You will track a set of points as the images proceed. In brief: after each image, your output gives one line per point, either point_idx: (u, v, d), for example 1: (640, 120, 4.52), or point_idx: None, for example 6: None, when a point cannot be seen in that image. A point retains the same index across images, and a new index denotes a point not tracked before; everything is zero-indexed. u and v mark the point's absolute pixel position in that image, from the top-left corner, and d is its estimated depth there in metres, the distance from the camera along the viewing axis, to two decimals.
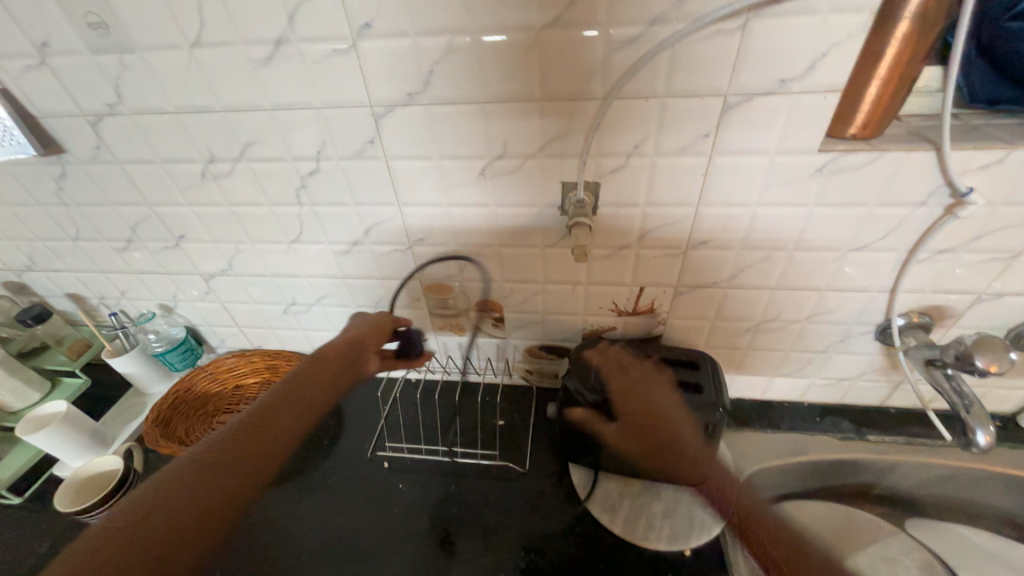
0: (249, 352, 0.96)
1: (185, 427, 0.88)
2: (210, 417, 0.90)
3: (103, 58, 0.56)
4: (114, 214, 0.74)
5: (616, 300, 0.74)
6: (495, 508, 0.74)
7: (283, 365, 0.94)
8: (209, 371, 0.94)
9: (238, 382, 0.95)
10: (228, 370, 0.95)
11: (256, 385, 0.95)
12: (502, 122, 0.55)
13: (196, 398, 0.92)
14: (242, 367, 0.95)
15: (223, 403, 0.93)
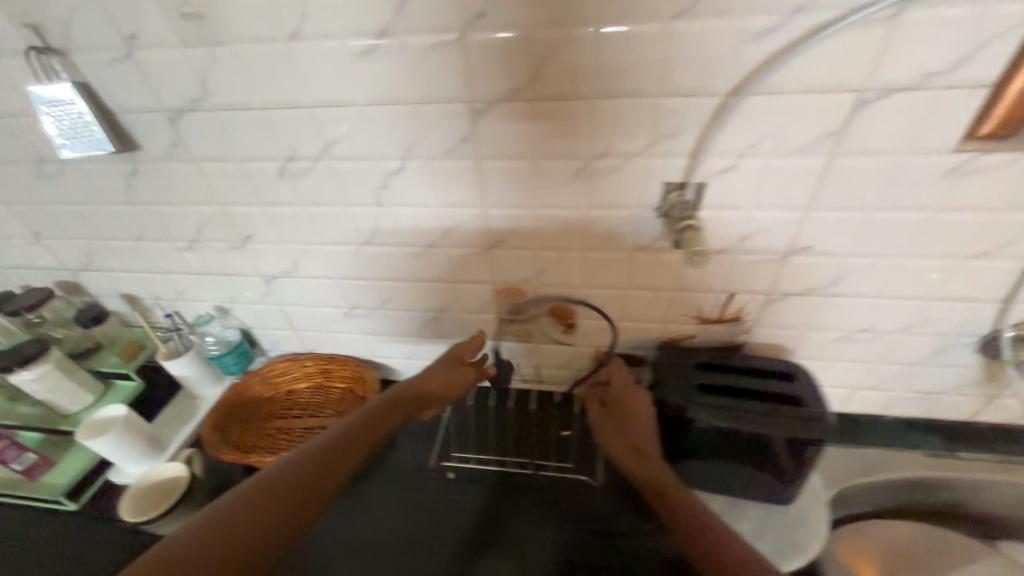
0: (301, 355, 0.93)
1: (241, 433, 0.85)
2: (264, 422, 0.88)
3: (193, 51, 0.54)
4: (182, 213, 0.72)
5: (701, 307, 0.71)
6: (572, 524, 0.71)
7: (337, 369, 0.92)
8: (262, 375, 0.91)
9: (291, 385, 0.93)
10: (280, 375, 0.92)
11: (308, 390, 0.92)
12: (609, 119, 0.53)
13: (250, 403, 0.90)
14: (294, 372, 0.93)
15: (277, 407, 0.90)
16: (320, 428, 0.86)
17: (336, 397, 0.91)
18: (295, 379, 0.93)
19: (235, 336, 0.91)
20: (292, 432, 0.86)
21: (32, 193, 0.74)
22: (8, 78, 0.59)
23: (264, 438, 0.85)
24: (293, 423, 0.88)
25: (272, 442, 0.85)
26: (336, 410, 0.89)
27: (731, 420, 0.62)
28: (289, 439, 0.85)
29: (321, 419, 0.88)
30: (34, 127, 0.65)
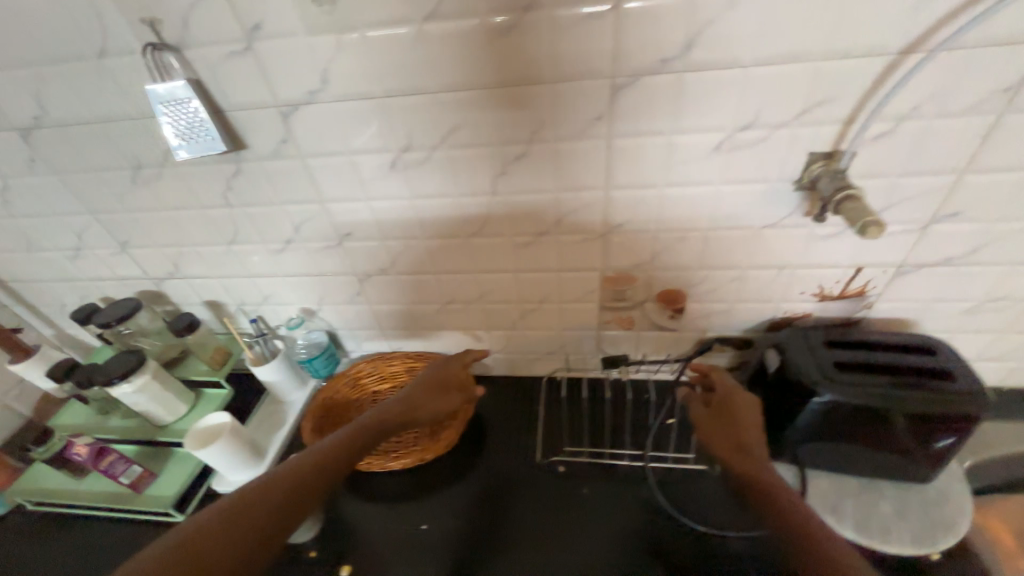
0: (385, 355, 0.90)
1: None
2: None
3: (319, 39, 0.52)
4: (281, 213, 0.71)
5: (823, 283, 0.68)
6: (695, 509, 0.70)
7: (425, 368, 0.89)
8: (349, 377, 0.88)
9: (375, 387, 0.89)
10: (365, 376, 0.89)
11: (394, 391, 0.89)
12: (762, 88, 0.50)
13: (339, 406, 0.86)
14: (378, 372, 0.90)
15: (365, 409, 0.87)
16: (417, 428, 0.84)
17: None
18: (380, 378, 0.89)
19: (320, 339, 0.89)
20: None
21: (125, 201, 0.72)
22: (116, 80, 0.58)
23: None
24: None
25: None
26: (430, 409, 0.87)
27: (878, 399, 0.59)
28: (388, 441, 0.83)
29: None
30: (136, 131, 0.63)
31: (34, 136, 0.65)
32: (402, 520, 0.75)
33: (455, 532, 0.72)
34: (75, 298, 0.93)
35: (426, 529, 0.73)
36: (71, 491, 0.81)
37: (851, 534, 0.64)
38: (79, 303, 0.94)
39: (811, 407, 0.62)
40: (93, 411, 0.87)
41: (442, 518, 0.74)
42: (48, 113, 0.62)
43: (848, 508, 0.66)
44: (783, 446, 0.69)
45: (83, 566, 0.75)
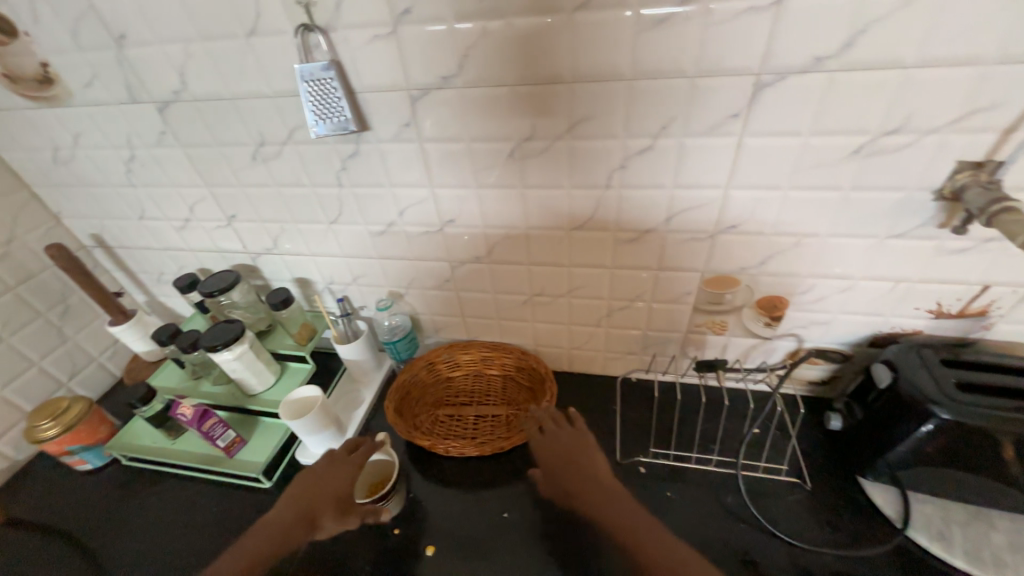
0: (461, 342, 0.92)
1: (415, 418, 0.85)
2: (433, 410, 0.87)
3: (465, 25, 0.53)
4: (389, 196, 0.72)
5: (942, 300, 0.65)
6: (786, 523, 0.68)
7: (500, 358, 0.90)
8: (427, 362, 0.90)
9: (449, 374, 0.91)
10: (441, 363, 0.91)
11: (467, 379, 0.90)
12: (922, 89, 0.48)
13: (416, 390, 0.88)
14: (453, 360, 0.91)
15: (441, 396, 0.89)
16: (493, 417, 0.85)
17: (502, 386, 0.89)
18: (456, 367, 0.91)
19: (403, 324, 0.90)
20: (465, 420, 0.85)
21: (240, 175, 0.76)
22: (260, 59, 0.60)
23: (437, 424, 0.84)
24: (463, 410, 0.86)
25: (447, 430, 0.83)
26: (504, 399, 0.87)
27: (1009, 422, 0.55)
28: (465, 427, 0.84)
29: (491, 407, 0.86)
30: (266, 109, 0.66)
31: (170, 109, 0.69)
32: (484, 506, 0.75)
33: (537, 523, 0.72)
34: (172, 267, 0.97)
35: (508, 517, 0.73)
36: (165, 450, 0.85)
37: (962, 564, 0.61)
38: (175, 272, 0.98)
39: (927, 427, 0.59)
40: (186, 374, 0.91)
41: (524, 508, 0.74)
42: (189, 88, 0.66)
43: (958, 537, 0.63)
44: (888, 467, 0.66)
45: (177, 522, 0.79)
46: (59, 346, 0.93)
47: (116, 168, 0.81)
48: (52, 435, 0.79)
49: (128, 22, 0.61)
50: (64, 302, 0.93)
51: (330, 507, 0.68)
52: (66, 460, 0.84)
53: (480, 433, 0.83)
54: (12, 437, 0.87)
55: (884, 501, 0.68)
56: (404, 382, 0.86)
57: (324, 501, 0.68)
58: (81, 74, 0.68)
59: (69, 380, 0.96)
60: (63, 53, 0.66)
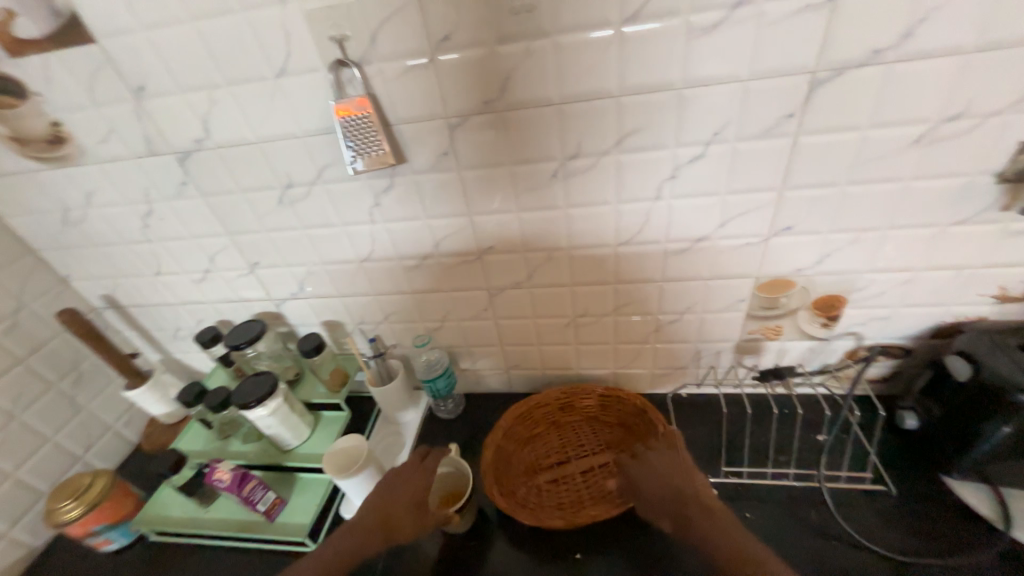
0: (534, 398, 0.83)
1: (517, 494, 0.75)
2: (531, 478, 0.78)
3: (506, 47, 0.52)
4: (424, 228, 0.70)
5: (1006, 284, 0.64)
6: (878, 534, 0.64)
7: (579, 399, 0.84)
8: (505, 426, 0.80)
9: (530, 435, 0.83)
10: (519, 425, 0.82)
11: (552, 436, 0.83)
12: (982, 72, 0.47)
13: (505, 461, 0.79)
14: (529, 417, 0.83)
15: (533, 460, 0.81)
16: (599, 467, 0.78)
17: (591, 432, 0.83)
18: (535, 425, 0.84)
19: (441, 360, 0.85)
20: (571, 480, 0.77)
21: (265, 221, 0.73)
22: (290, 99, 0.59)
23: (544, 494, 0.76)
24: (564, 471, 0.78)
25: (559, 498, 0.75)
26: (600, 444, 0.81)
27: None
28: (575, 488, 0.76)
29: (592, 458, 0.79)
30: (295, 150, 0.63)
31: (192, 159, 0.67)
32: (554, 548, 0.70)
33: (615, 560, 0.67)
34: (190, 322, 0.93)
35: (582, 557, 0.68)
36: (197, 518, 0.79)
37: None
38: (193, 327, 0.94)
39: (1006, 428, 0.58)
40: (213, 435, 0.86)
41: (597, 545, 0.69)
42: (212, 135, 0.64)
43: None
44: (976, 465, 0.63)
45: None
46: (73, 418, 0.87)
47: (131, 225, 0.77)
48: (77, 514, 0.72)
49: (147, 74, 0.59)
50: (77, 370, 0.88)
51: (406, 515, 0.66)
52: (90, 542, 0.77)
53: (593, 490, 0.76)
54: (29, 521, 0.81)
55: (979, 501, 0.64)
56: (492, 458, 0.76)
57: (397, 510, 0.66)
58: (96, 131, 0.66)
59: (85, 453, 0.90)
60: (77, 111, 0.64)
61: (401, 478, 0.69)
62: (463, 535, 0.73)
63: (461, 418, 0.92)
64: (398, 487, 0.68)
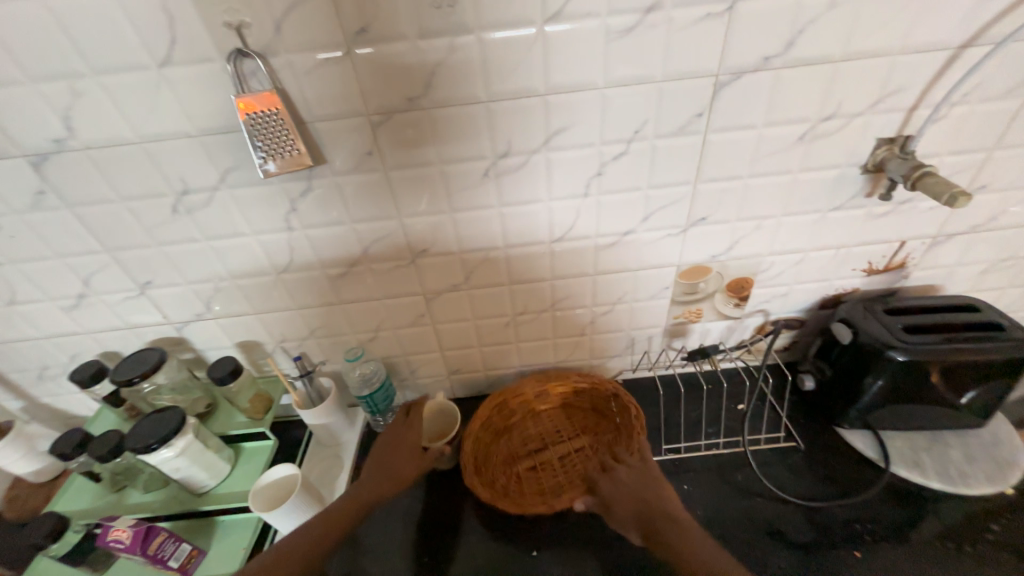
0: (512, 387, 0.83)
1: (496, 484, 0.76)
2: (510, 464, 0.79)
3: (430, 42, 0.50)
4: (351, 233, 0.65)
5: (872, 259, 0.75)
6: (792, 486, 0.73)
7: (555, 388, 0.83)
8: (483, 420, 0.79)
9: (507, 424, 0.83)
10: (497, 416, 0.81)
11: (527, 423, 0.84)
12: (847, 79, 0.55)
13: (484, 453, 0.79)
14: (508, 406, 0.82)
15: (511, 448, 0.81)
16: (575, 452, 0.80)
17: (566, 419, 0.84)
18: (512, 413, 0.83)
19: (377, 373, 0.79)
20: (549, 466, 0.79)
21: (156, 233, 0.63)
22: (179, 92, 0.51)
23: (524, 481, 0.77)
24: (542, 457, 0.80)
25: (538, 483, 0.77)
26: (575, 429, 0.83)
27: (951, 352, 0.65)
28: (554, 474, 0.78)
29: (568, 443, 0.81)
30: (190, 151, 0.56)
31: (51, 163, 0.55)
32: (511, 548, 0.70)
33: (570, 549, 0.69)
34: (62, 358, 0.78)
35: (538, 553, 0.69)
36: None
37: (938, 484, 0.69)
38: (67, 363, 0.79)
39: (879, 381, 0.70)
40: (103, 488, 0.73)
41: (552, 539, 0.70)
42: (78, 134, 0.53)
43: (927, 461, 0.72)
44: (860, 414, 0.75)
45: None
46: None
47: None
48: None
49: None
50: None
51: (408, 462, 0.72)
52: None
53: (572, 473, 0.78)
54: None
55: (864, 446, 0.75)
56: (471, 449, 0.76)
57: (397, 460, 0.72)
58: None
59: None
60: None
61: (394, 436, 0.74)
62: (415, 553, 0.70)
63: None
64: (393, 442, 0.74)
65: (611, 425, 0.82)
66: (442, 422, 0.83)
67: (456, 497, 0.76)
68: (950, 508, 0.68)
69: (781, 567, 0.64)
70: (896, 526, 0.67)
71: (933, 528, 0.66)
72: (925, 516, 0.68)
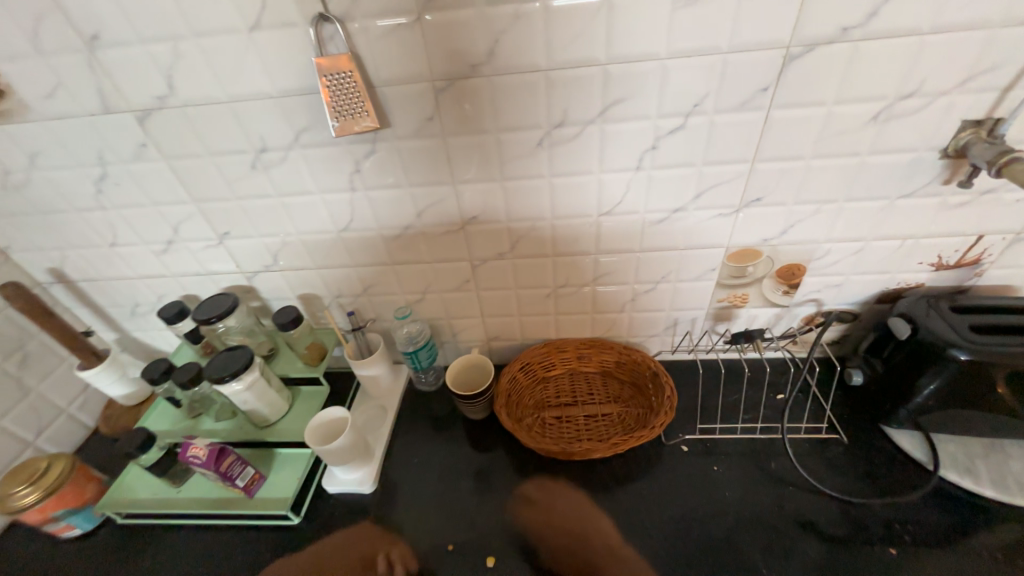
0: (558, 342, 0.88)
1: (522, 421, 0.81)
2: (539, 412, 0.84)
3: (496, 9, 0.51)
4: (407, 196, 0.69)
5: (943, 253, 0.71)
6: (827, 479, 0.71)
7: (601, 353, 0.87)
8: (525, 363, 0.86)
9: (546, 375, 0.88)
10: (539, 364, 0.87)
11: (565, 380, 0.88)
12: (935, 54, 0.52)
13: (518, 394, 0.85)
14: (551, 359, 0.88)
15: (544, 397, 0.86)
16: (603, 415, 0.83)
17: (602, 386, 0.87)
18: (552, 366, 0.88)
19: (422, 332, 0.85)
20: (574, 419, 0.82)
21: (236, 187, 0.69)
22: (265, 55, 0.56)
23: (547, 426, 0.81)
24: (570, 411, 0.83)
25: (560, 431, 0.81)
26: (609, 395, 0.85)
27: (1023, 355, 0.61)
28: (577, 427, 0.81)
29: (599, 406, 0.84)
30: (270, 111, 0.61)
31: (153, 118, 0.62)
32: (538, 506, 0.73)
33: (595, 515, 0.71)
34: (151, 297, 0.88)
35: (563, 514, 0.72)
36: (168, 502, 0.76)
37: (992, 493, 0.66)
38: (155, 302, 0.88)
39: (934, 382, 0.67)
40: (181, 413, 0.83)
41: (578, 503, 0.73)
42: (177, 92, 0.59)
43: (982, 469, 0.69)
44: (910, 415, 0.71)
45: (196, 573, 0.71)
46: (20, 402, 0.81)
47: (83, 190, 0.71)
48: (32, 501, 0.68)
49: (102, 20, 0.54)
50: (22, 349, 0.81)
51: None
52: (49, 529, 0.72)
53: (596, 433, 0.80)
54: None
55: (913, 447, 0.72)
56: (505, 386, 0.83)
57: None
58: (40, 84, 0.60)
59: (36, 438, 0.84)
60: (16, 60, 0.58)
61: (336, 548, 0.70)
62: (448, 500, 0.75)
63: (442, 390, 0.92)
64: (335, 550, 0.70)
65: (644, 401, 0.83)
66: (475, 376, 0.87)
67: (488, 455, 0.80)
68: (1004, 519, 0.65)
69: (809, 555, 0.64)
70: (940, 530, 0.65)
71: (980, 536, 0.64)
72: (974, 525, 0.65)
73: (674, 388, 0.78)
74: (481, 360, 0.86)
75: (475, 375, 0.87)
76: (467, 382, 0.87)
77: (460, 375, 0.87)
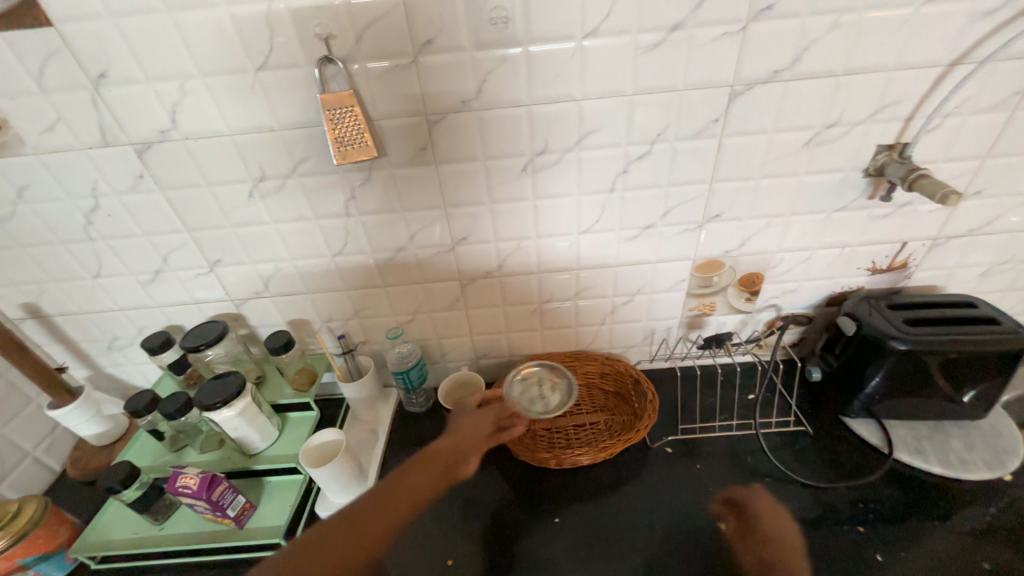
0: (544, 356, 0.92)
1: None
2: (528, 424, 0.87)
3: (484, 54, 0.58)
4: (401, 220, 0.73)
5: (877, 259, 0.81)
6: (800, 468, 0.77)
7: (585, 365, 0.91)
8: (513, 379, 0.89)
9: None
10: None
11: None
12: (848, 92, 0.62)
13: None
14: None
15: None
16: (590, 424, 0.86)
17: (588, 395, 0.91)
18: None
19: (413, 353, 0.87)
20: (563, 430, 0.86)
21: (231, 215, 0.72)
22: (270, 93, 0.60)
23: (538, 438, 0.84)
24: (558, 422, 0.87)
25: (550, 441, 0.83)
26: (595, 405, 0.89)
27: (949, 343, 0.70)
28: (566, 437, 0.84)
29: (585, 415, 0.88)
30: (271, 143, 0.64)
31: (153, 151, 0.65)
32: (535, 514, 0.75)
33: (589, 518, 0.74)
34: (131, 329, 0.86)
35: (560, 520, 0.74)
36: (148, 539, 0.72)
37: (939, 469, 0.73)
38: (135, 334, 0.87)
39: (880, 372, 0.75)
40: (164, 446, 0.81)
41: (573, 510, 0.75)
42: (179, 126, 0.63)
43: (929, 449, 0.76)
44: (864, 404, 0.79)
45: None
46: None
47: (71, 222, 0.72)
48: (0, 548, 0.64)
49: (111, 61, 0.57)
50: None
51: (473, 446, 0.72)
52: None
53: (584, 440, 0.84)
54: None
55: (869, 435, 0.80)
56: None
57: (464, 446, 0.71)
58: (39, 119, 0.61)
59: None
60: (17, 97, 0.59)
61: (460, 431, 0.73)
62: (445, 516, 0.75)
63: (433, 410, 0.94)
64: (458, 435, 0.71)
65: (628, 409, 0.87)
66: (467, 391, 0.90)
67: (483, 470, 0.82)
68: (951, 493, 0.72)
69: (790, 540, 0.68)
70: (901, 507, 0.71)
71: (935, 509, 0.70)
72: (928, 499, 0.72)
73: (655, 394, 0.83)
74: (472, 375, 0.89)
75: (468, 390, 0.90)
76: (461, 396, 0.90)
77: (454, 391, 0.90)
